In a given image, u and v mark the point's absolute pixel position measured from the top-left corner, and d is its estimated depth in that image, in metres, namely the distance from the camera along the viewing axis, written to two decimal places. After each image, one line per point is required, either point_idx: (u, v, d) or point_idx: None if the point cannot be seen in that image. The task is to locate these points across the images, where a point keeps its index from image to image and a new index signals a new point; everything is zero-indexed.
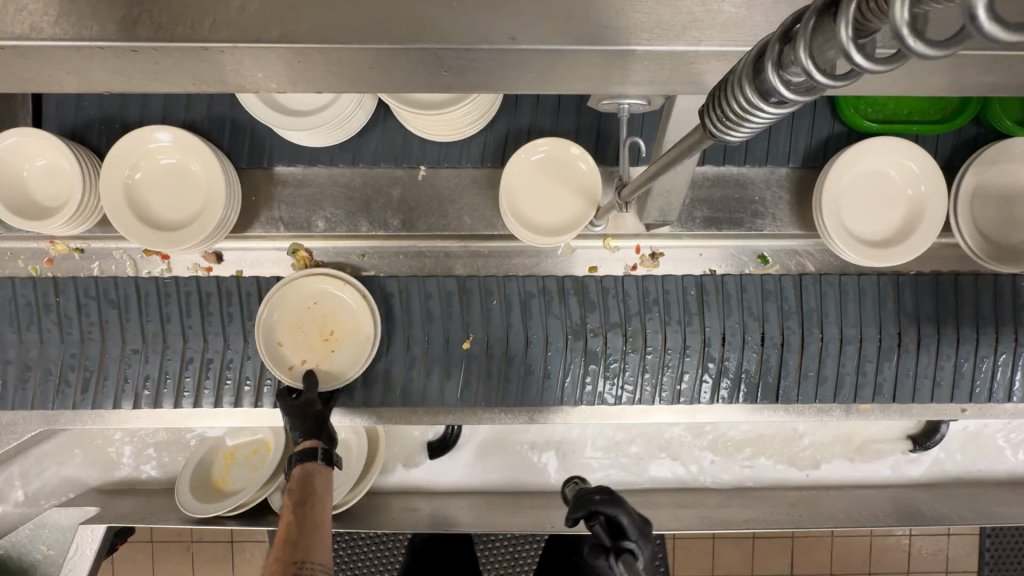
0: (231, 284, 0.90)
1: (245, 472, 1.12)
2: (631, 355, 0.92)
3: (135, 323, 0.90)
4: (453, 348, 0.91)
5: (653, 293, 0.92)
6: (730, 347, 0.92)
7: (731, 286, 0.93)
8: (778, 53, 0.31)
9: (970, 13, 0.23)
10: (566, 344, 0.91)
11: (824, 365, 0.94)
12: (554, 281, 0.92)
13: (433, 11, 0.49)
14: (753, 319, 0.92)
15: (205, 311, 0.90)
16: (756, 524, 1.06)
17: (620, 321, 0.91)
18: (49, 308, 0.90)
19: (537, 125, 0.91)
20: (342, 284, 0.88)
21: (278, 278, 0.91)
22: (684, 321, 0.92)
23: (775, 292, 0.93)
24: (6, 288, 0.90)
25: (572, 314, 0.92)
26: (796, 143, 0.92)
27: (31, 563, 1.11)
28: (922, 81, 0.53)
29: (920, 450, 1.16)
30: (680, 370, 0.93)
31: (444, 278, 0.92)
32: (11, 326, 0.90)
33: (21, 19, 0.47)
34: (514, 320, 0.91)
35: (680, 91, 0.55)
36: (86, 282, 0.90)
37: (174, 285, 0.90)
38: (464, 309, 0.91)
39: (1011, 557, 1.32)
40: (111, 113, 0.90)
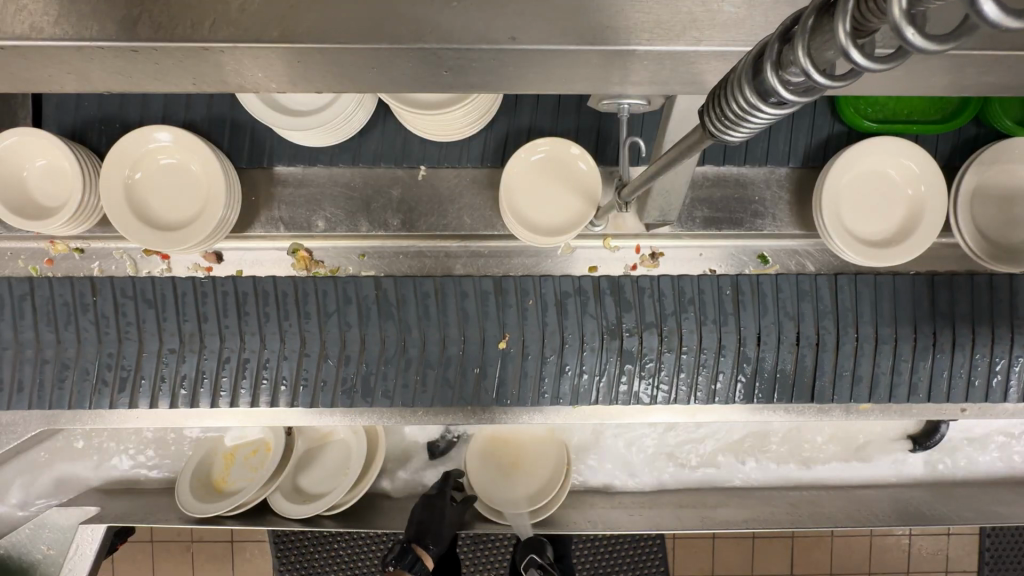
0: (268, 283, 0.90)
1: (245, 472, 1.12)
2: (667, 355, 0.91)
3: (173, 323, 0.89)
4: (489, 348, 0.90)
5: (688, 292, 0.91)
6: (766, 347, 0.91)
7: (766, 286, 0.92)
8: (776, 53, 0.31)
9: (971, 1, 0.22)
10: (601, 344, 0.90)
11: (860, 365, 0.93)
12: (590, 281, 0.91)
13: (433, 11, 0.49)
14: (789, 319, 0.92)
15: (242, 310, 0.89)
16: (756, 523, 1.06)
17: (655, 321, 0.91)
18: (86, 308, 0.89)
19: (537, 126, 0.92)
20: (377, 289, 0.90)
21: (313, 280, 0.91)
22: (720, 321, 0.91)
23: (810, 292, 0.92)
24: (44, 288, 0.89)
25: (608, 314, 0.91)
26: (796, 142, 0.92)
27: (30, 563, 1.11)
28: (922, 82, 0.53)
29: (920, 450, 1.15)
30: (715, 369, 0.92)
31: (480, 277, 0.91)
32: (49, 325, 0.89)
33: (21, 19, 0.47)
34: (551, 319, 0.90)
35: (679, 91, 0.55)
36: (124, 280, 0.89)
37: (211, 285, 0.90)
38: (500, 309, 0.90)
39: (1010, 557, 1.32)
40: (111, 113, 0.90)
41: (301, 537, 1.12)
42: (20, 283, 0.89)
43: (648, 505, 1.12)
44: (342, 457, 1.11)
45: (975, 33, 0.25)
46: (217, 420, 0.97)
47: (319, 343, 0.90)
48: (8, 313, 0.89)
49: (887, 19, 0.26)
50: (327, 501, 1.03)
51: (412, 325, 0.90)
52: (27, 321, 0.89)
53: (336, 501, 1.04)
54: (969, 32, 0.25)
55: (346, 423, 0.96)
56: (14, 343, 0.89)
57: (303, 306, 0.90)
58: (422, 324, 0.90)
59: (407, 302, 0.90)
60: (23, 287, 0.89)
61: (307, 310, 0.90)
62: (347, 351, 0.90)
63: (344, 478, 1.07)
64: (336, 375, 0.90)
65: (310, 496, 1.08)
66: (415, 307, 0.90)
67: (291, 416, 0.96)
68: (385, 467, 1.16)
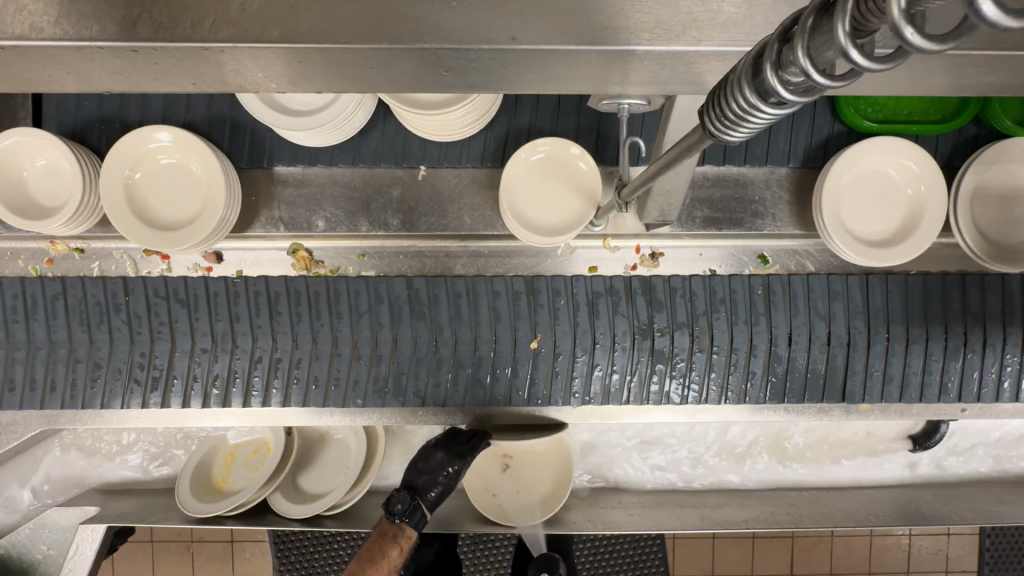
0: (300, 284, 0.90)
1: (245, 472, 1.11)
2: (698, 355, 0.91)
3: (205, 323, 0.89)
4: (520, 348, 0.90)
5: (719, 292, 0.92)
6: (797, 347, 0.92)
7: (798, 286, 0.92)
8: (776, 53, 0.31)
9: (969, 1, 0.22)
10: (633, 344, 0.91)
11: (891, 365, 0.93)
12: (621, 281, 0.91)
13: (433, 11, 0.49)
14: (820, 319, 0.92)
15: (275, 311, 0.89)
16: (757, 523, 1.06)
17: (687, 321, 0.91)
18: (119, 308, 0.89)
19: (537, 126, 0.92)
20: (409, 284, 0.91)
21: (347, 280, 0.91)
22: (752, 321, 0.91)
23: (841, 292, 0.92)
24: (77, 287, 0.89)
25: (640, 315, 0.91)
26: (796, 142, 0.92)
27: (30, 563, 1.11)
28: (922, 82, 0.53)
29: (920, 450, 1.15)
30: (747, 370, 0.92)
31: (512, 277, 0.91)
32: (81, 326, 0.89)
33: (21, 19, 0.47)
34: (582, 319, 0.90)
35: (679, 91, 0.55)
36: (157, 280, 0.89)
37: (243, 285, 0.89)
38: (532, 309, 0.90)
39: (1010, 557, 1.32)
40: (111, 113, 0.90)
41: (301, 537, 1.13)
42: (52, 283, 0.89)
43: (648, 505, 1.13)
44: (340, 457, 1.12)
45: (974, 32, 0.25)
46: (217, 420, 0.97)
47: (323, 342, 0.90)
48: (41, 312, 0.89)
49: (887, 19, 0.26)
50: (326, 500, 1.03)
51: (444, 325, 0.90)
52: (61, 321, 0.89)
53: (337, 501, 1.04)
54: (970, 32, 0.25)
55: (346, 422, 0.96)
56: (48, 343, 0.89)
57: (336, 306, 0.90)
58: (454, 325, 0.90)
59: (439, 303, 0.90)
60: (56, 287, 0.89)
61: (340, 310, 0.90)
62: (351, 351, 0.90)
63: (344, 478, 1.07)
64: (340, 375, 0.90)
65: (310, 496, 1.08)
66: (446, 307, 0.90)
67: (291, 416, 0.96)
68: (385, 466, 1.16)
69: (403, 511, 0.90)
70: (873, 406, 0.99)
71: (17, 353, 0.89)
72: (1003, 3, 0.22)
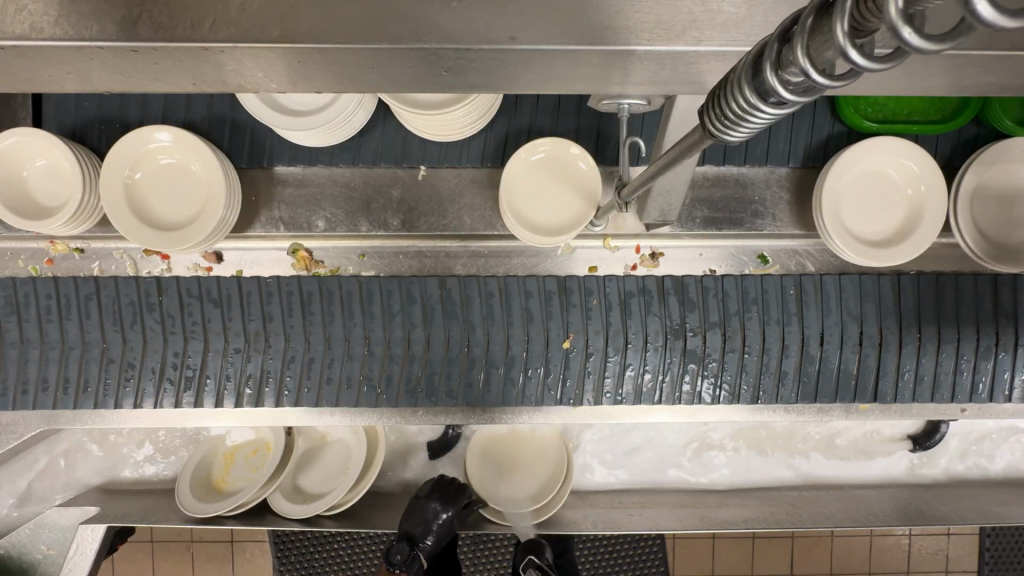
0: (333, 283, 0.90)
1: (245, 472, 1.12)
2: (730, 355, 0.91)
3: (238, 323, 0.89)
4: (552, 348, 0.90)
5: (751, 292, 0.92)
6: (830, 346, 0.91)
7: (830, 286, 0.92)
8: (776, 52, 0.31)
9: (966, 1, 0.23)
10: (665, 344, 0.90)
11: (922, 365, 0.93)
12: (653, 281, 0.92)
13: (433, 11, 0.49)
14: (852, 319, 0.92)
15: (307, 310, 0.90)
16: (756, 523, 1.06)
17: (719, 321, 0.91)
18: (151, 307, 0.89)
19: (538, 125, 0.92)
20: (440, 284, 0.90)
21: (378, 279, 0.91)
22: (784, 321, 0.91)
23: (873, 292, 0.92)
24: (111, 287, 0.89)
25: (672, 314, 0.91)
26: (796, 142, 0.92)
27: (30, 563, 1.11)
28: (921, 82, 0.53)
29: (920, 450, 1.16)
30: (779, 370, 0.92)
31: (544, 277, 0.91)
32: (115, 326, 0.89)
33: (21, 19, 0.47)
34: (615, 319, 0.90)
35: (679, 91, 0.55)
36: (190, 279, 0.89)
37: (276, 285, 0.90)
38: (564, 309, 0.90)
39: (1010, 557, 1.32)
40: (111, 113, 0.90)
41: (301, 537, 1.13)
42: (86, 283, 0.89)
43: (648, 505, 1.13)
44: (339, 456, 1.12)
45: (972, 33, 0.24)
46: (216, 420, 0.97)
47: (327, 342, 0.90)
48: (75, 312, 0.89)
49: (886, 18, 0.26)
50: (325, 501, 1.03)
51: (477, 325, 0.90)
52: (94, 321, 0.89)
53: (336, 501, 1.04)
54: (968, 32, 0.25)
55: (347, 422, 0.96)
56: (81, 342, 0.89)
57: (368, 306, 0.90)
58: (487, 324, 0.90)
59: (472, 302, 0.90)
60: (89, 287, 0.89)
61: (372, 310, 0.90)
62: (354, 350, 0.90)
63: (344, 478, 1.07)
64: (342, 374, 0.90)
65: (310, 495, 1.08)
66: (479, 307, 0.90)
67: (291, 416, 0.96)
68: (386, 466, 1.16)
69: (404, 561, 0.93)
70: (873, 406, 0.99)
71: (51, 352, 0.89)
72: (999, 2, 0.22)
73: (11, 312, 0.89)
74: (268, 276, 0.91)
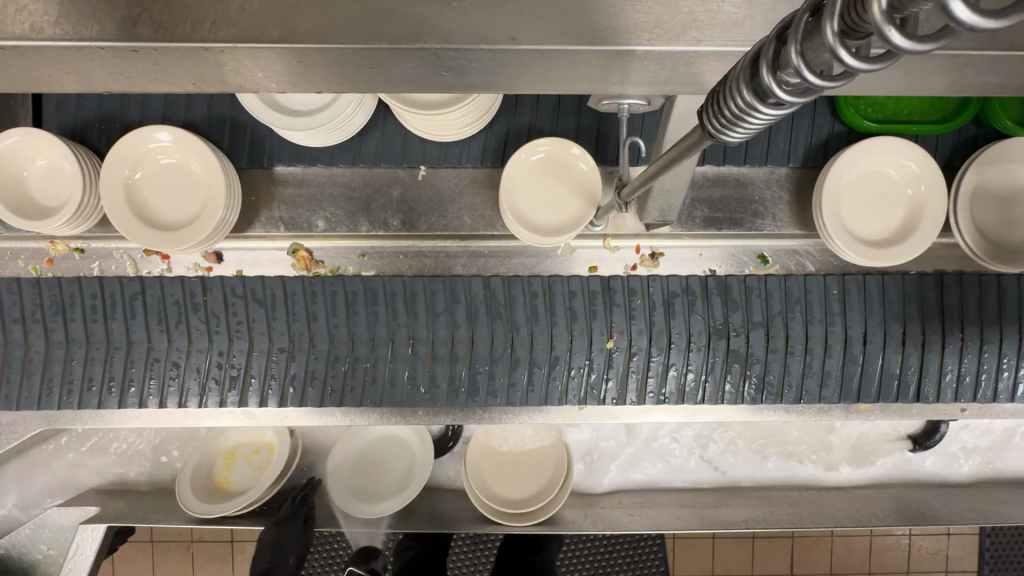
0: (377, 284, 0.90)
1: (247, 471, 1.12)
2: (773, 355, 0.91)
3: (282, 322, 0.89)
4: (595, 348, 0.90)
5: (794, 292, 0.92)
6: (872, 347, 0.91)
7: (873, 286, 0.92)
8: (773, 53, 0.31)
9: (945, 7, 0.23)
10: (708, 344, 0.91)
11: (964, 365, 0.93)
12: (697, 281, 0.92)
13: (432, 11, 0.49)
14: (895, 320, 0.91)
15: (352, 310, 0.90)
16: (757, 524, 1.06)
17: (762, 321, 0.91)
18: (196, 307, 0.89)
19: (538, 125, 0.92)
20: (485, 285, 0.91)
21: (422, 279, 0.91)
22: (828, 320, 0.91)
23: (915, 291, 0.92)
24: (156, 287, 0.89)
25: (715, 315, 0.91)
26: (796, 142, 0.92)
27: (30, 562, 1.14)
28: (921, 82, 0.53)
29: (920, 450, 1.15)
30: (822, 371, 0.92)
31: (588, 277, 0.91)
32: (159, 326, 0.89)
33: (21, 19, 0.47)
34: (658, 319, 0.90)
35: (679, 91, 0.55)
36: (235, 279, 0.89)
37: (320, 285, 0.90)
38: (608, 308, 0.90)
39: (1011, 557, 1.32)
40: (111, 113, 0.90)
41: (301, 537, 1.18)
42: (131, 283, 0.89)
43: (648, 505, 1.12)
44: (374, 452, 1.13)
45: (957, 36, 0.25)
46: (218, 420, 0.97)
47: (329, 342, 0.90)
48: (120, 311, 0.89)
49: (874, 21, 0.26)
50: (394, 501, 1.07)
51: (520, 324, 0.90)
52: (140, 321, 0.89)
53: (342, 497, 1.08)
54: (953, 35, 0.25)
55: (347, 421, 0.96)
56: (126, 342, 0.89)
57: (412, 307, 0.90)
58: (531, 324, 0.90)
59: (516, 302, 0.90)
60: (135, 287, 0.89)
61: (416, 310, 0.90)
62: (361, 349, 0.90)
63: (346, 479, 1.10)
64: (344, 374, 0.90)
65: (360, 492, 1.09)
66: (523, 307, 0.90)
67: (292, 416, 0.96)
68: None
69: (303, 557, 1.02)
70: (874, 406, 0.99)
71: (96, 352, 0.89)
72: (982, 7, 0.22)
73: (58, 311, 0.89)
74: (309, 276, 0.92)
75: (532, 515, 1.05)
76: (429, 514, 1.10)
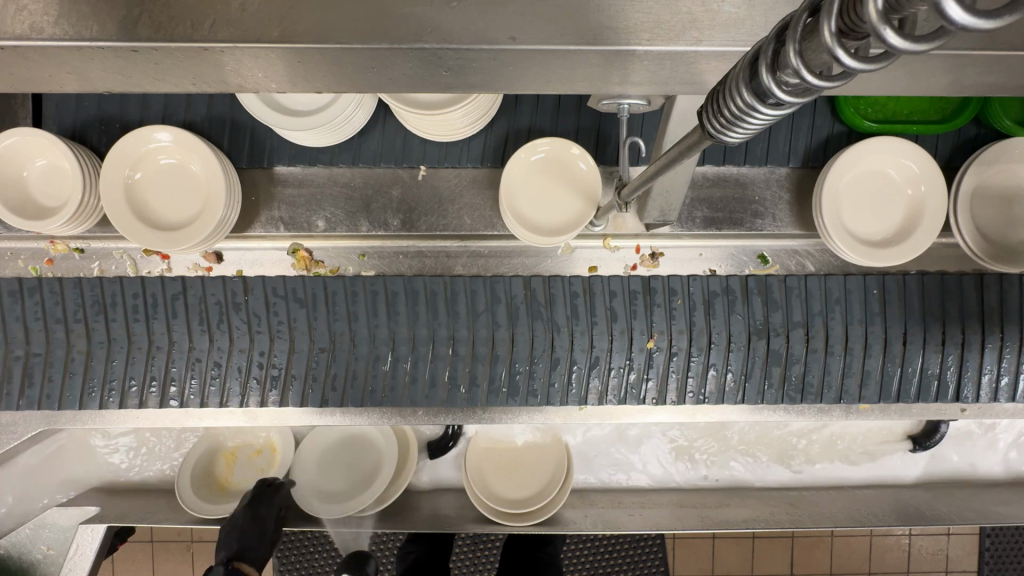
0: (418, 283, 0.90)
1: (249, 472, 1.13)
2: (813, 355, 0.92)
3: (324, 323, 0.90)
4: (636, 348, 0.91)
5: (834, 292, 0.92)
6: (912, 347, 0.92)
7: (912, 286, 0.92)
8: (773, 53, 0.31)
9: (938, 8, 0.23)
10: (748, 343, 0.91)
11: (1004, 364, 0.93)
12: (737, 281, 0.92)
13: (431, 10, 0.49)
14: (935, 320, 0.92)
15: (393, 310, 0.90)
16: (757, 523, 1.05)
17: (803, 321, 0.91)
18: (238, 306, 0.89)
19: (538, 125, 0.92)
20: (525, 287, 0.91)
21: (464, 279, 0.91)
22: (867, 321, 0.91)
23: (954, 291, 0.92)
24: (198, 287, 0.89)
25: (755, 315, 0.91)
26: (796, 142, 0.92)
27: (30, 563, 1.09)
28: (921, 82, 0.53)
29: (920, 450, 1.15)
30: (861, 370, 0.92)
31: (629, 277, 0.92)
32: (201, 326, 0.89)
33: (21, 19, 0.47)
34: (698, 318, 0.91)
35: (679, 91, 0.55)
36: (276, 279, 0.90)
37: (362, 285, 0.90)
38: (648, 308, 0.91)
39: (1011, 557, 1.33)
40: (111, 113, 0.90)
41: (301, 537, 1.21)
42: (173, 283, 0.89)
43: (648, 505, 1.12)
44: (347, 447, 1.12)
45: (952, 37, 0.25)
46: (218, 419, 0.97)
47: (334, 342, 0.90)
48: (161, 312, 0.89)
49: (870, 23, 0.26)
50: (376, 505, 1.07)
51: (561, 325, 0.90)
52: (181, 321, 0.89)
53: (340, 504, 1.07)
54: (949, 36, 0.25)
55: (348, 421, 0.96)
56: (168, 342, 0.89)
57: (454, 306, 0.90)
58: (571, 324, 0.90)
59: (557, 302, 0.91)
60: (177, 286, 0.89)
61: (457, 310, 0.90)
62: (363, 348, 0.90)
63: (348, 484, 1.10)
64: (346, 373, 0.90)
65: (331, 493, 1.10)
66: (564, 307, 0.91)
67: (292, 416, 0.96)
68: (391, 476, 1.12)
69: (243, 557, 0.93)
70: (874, 406, 0.99)
71: (137, 352, 0.89)
72: (976, 6, 0.22)
73: (99, 311, 0.89)
74: (351, 276, 0.92)
75: (532, 514, 1.05)
76: (429, 514, 1.10)
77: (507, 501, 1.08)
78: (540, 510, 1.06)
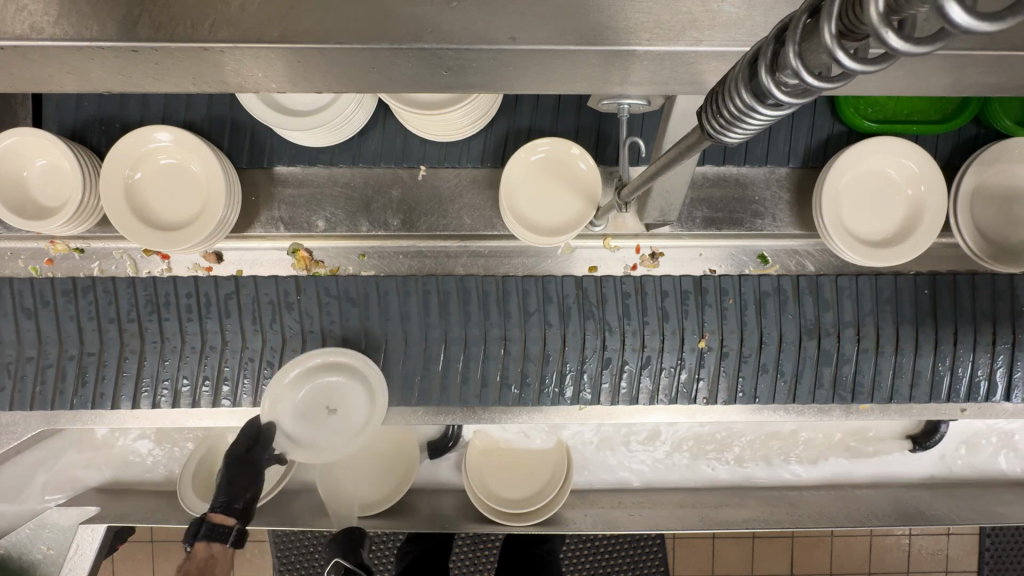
0: (471, 283, 0.91)
1: None
2: (865, 355, 0.92)
3: (375, 322, 0.90)
4: (688, 347, 0.91)
5: (885, 291, 0.92)
6: (963, 347, 0.92)
7: (964, 285, 0.93)
8: (771, 54, 0.31)
9: (940, 9, 0.23)
10: (800, 343, 0.92)
11: None
12: (789, 281, 0.92)
13: (431, 10, 0.49)
14: (985, 318, 0.92)
15: (445, 311, 0.90)
16: (757, 523, 1.05)
17: (854, 321, 0.92)
18: (290, 305, 0.90)
19: (538, 125, 0.92)
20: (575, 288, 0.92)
21: (516, 279, 0.91)
22: (918, 321, 0.92)
23: (1006, 292, 0.93)
24: (250, 287, 0.90)
25: (807, 314, 0.92)
26: (796, 142, 0.92)
27: (30, 563, 1.10)
28: (921, 82, 0.53)
29: (920, 449, 1.15)
30: (913, 370, 0.93)
31: (681, 277, 0.92)
32: (253, 326, 0.90)
33: (21, 18, 0.47)
34: (750, 318, 0.91)
35: (679, 91, 0.55)
36: (329, 280, 0.90)
37: (415, 284, 0.91)
38: (700, 308, 0.91)
39: (1011, 557, 1.33)
40: (110, 113, 0.90)
41: (301, 537, 1.21)
42: (225, 283, 0.90)
43: (647, 505, 1.12)
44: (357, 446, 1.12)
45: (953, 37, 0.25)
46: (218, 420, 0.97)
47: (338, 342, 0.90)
48: (214, 311, 0.89)
49: (868, 23, 0.26)
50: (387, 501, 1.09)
51: (614, 325, 0.91)
52: (234, 321, 0.90)
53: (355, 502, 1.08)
54: (951, 36, 0.25)
55: None
56: (220, 342, 0.90)
57: (505, 306, 0.91)
58: (624, 325, 0.91)
59: (608, 301, 0.91)
60: (229, 286, 0.89)
61: (509, 309, 0.91)
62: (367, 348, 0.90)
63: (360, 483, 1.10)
64: None
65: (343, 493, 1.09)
66: (616, 306, 0.91)
67: None
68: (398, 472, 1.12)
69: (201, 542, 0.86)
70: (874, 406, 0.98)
71: (190, 353, 0.90)
72: (976, 8, 0.22)
73: (153, 310, 0.89)
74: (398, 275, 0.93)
75: (532, 514, 1.05)
76: (428, 513, 1.10)
77: (507, 501, 1.08)
78: (540, 509, 1.06)
